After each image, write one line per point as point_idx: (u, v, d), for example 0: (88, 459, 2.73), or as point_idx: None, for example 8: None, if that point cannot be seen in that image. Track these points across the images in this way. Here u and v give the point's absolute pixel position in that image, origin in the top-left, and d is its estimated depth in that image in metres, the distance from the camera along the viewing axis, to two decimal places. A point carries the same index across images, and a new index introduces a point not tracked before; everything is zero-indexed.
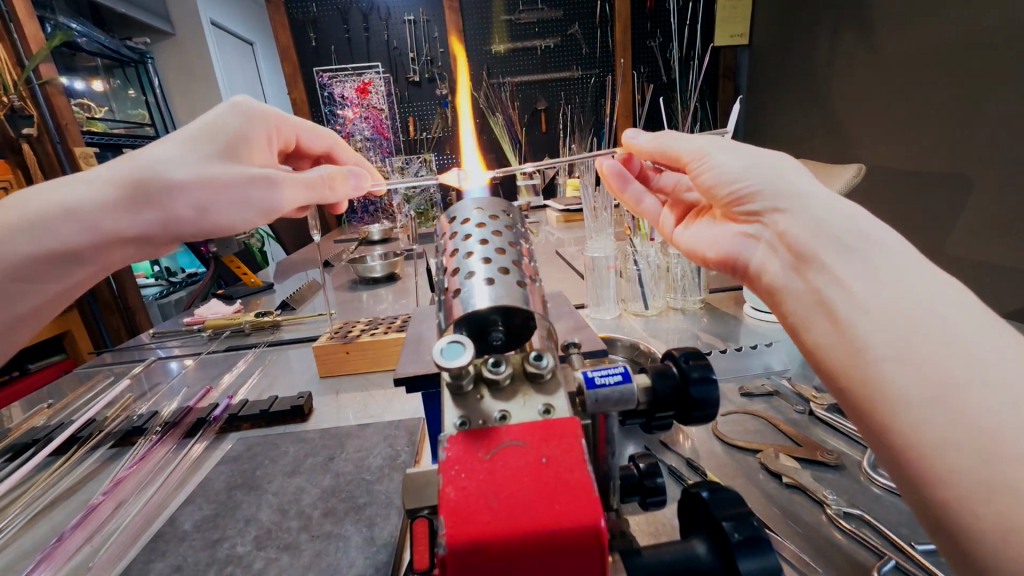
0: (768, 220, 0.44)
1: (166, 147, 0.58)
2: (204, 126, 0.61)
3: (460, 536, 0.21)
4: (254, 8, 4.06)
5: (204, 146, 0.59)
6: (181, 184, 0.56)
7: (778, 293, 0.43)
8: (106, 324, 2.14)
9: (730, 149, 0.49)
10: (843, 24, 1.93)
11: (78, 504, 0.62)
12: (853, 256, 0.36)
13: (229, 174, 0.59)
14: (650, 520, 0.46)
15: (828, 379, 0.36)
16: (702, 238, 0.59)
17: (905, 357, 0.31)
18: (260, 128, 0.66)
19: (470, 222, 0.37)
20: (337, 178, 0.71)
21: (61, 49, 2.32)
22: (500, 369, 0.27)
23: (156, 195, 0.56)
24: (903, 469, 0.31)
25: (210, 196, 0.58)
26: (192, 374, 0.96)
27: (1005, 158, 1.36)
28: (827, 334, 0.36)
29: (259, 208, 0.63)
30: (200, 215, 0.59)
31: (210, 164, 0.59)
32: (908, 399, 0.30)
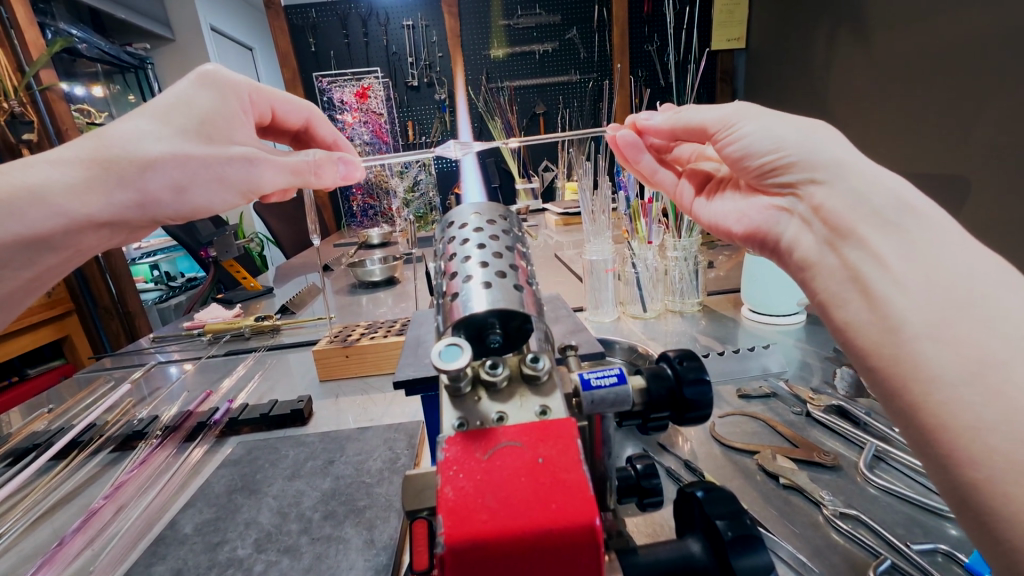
0: (804, 192, 0.44)
1: (136, 121, 0.55)
2: (177, 99, 0.57)
3: (458, 535, 0.22)
4: (252, 12, 4.08)
5: (178, 120, 0.57)
6: (154, 160, 0.55)
7: (811, 269, 0.43)
8: (105, 328, 2.14)
9: (760, 114, 0.47)
10: (840, 28, 1.95)
11: (79, 508, 0.62)
12: (891, 232, 0.36)
13: (205, 151, 0.57)
14: (648, 521, 0.47)
15: (857, 358, 0.36)
16: (726, 211, 0.59)
17: (939, 335, 0.32)
18: (233, 98, 0.61)
19: (468, 227, 0.37)
20: (324, 164, 0.68)
21: (62, 55, 2.34)
22: (497, 371, 0.28)
23: (130, 175, 0.55)
24: (931, 448, 0.31)
25: (186, 174, 0.56)
26: (194, 378, 0.97)
27: (1001, 160, 1.37)
28: (860, 311, 0.36)
29: (240, 188, 0.62)
30: (175, 194, 0.57)
31: (183, 140, 0.56)
32: (945, 376, 0.31)
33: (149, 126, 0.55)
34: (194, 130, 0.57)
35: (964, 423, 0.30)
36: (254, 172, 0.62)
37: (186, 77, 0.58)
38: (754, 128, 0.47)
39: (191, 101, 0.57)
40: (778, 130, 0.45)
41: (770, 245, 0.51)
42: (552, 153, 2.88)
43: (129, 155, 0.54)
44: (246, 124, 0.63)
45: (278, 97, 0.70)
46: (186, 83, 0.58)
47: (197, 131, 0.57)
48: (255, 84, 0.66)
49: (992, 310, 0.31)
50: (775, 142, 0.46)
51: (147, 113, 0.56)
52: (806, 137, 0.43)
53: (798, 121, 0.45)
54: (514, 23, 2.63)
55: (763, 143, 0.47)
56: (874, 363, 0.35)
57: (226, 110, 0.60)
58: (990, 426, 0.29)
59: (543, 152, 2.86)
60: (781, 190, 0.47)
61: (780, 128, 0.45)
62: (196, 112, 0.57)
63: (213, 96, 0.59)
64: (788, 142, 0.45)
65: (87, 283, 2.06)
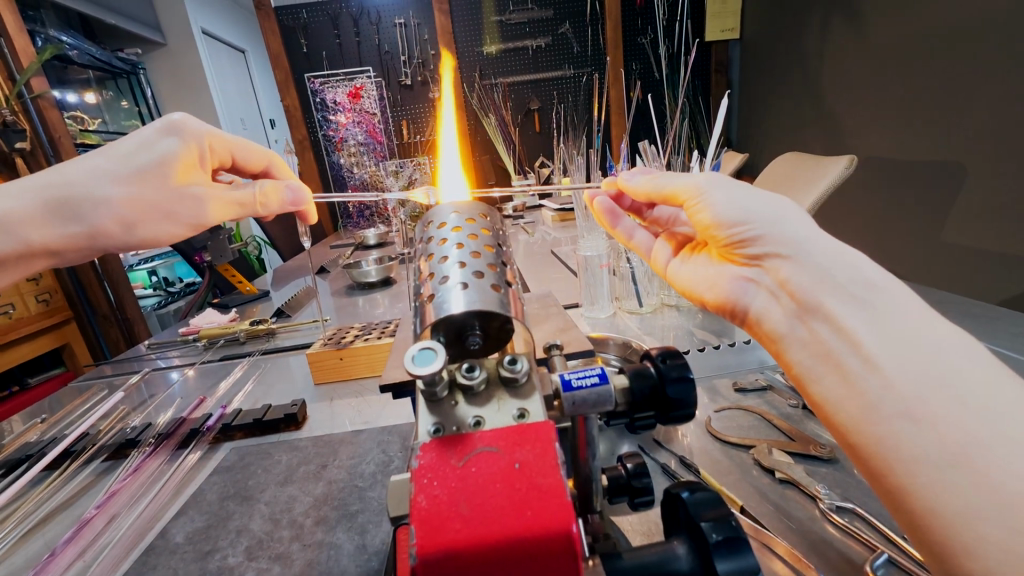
0: (768, 265, 0.43)
1: (97, 160, 0.60)
2: (137, 144, 0.61)
3: (430, 546, 0.21)
4: (243, 14, 4.05)
5: (133, 164, 0.60)
6: (106, 200, 0.60)
7: (780, 342, 0.42)
8: (105, 335, 2.13)
9: (725, 183, 0.48)
10: (834, 15, 1.93)
11: (72, 518, 0.62)
12: (857, 308, 0.36)
13: (156, 196, 0.61)
14: (643, 520, 0.45)
15: (837, 432, 0.35)
16: (696, 278, 0.58)
17: (915, 415, 0.31)
18: (192, 146, 0.63)
19: (447, 226, 0.37)
20: (273, 203, 0.67)
21: (53, 62, 2.32)
22: (474, 374, 0.27)
23: (81, 210, 0.60)
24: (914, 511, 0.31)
25: (133, 214, 0.61)
26: (190, 383, 0.96)
27: (998, 144, 1.36)
28: (836, 387, 0.35)
29: (188, 224, 0.65)
30: (126, 230, 0.62)
31: (134, 182, 0.60)
32: (926, 461, 0.30)
33: (107, 167, 0.60)
34: (147, 175, 0.60)
35: (953, 512, 0.29)
36: (202, 211, 0.64)
37: (154, 125, 0.62)
38: (721, 199, 0.47)
39: (151, 147, 0.61)
40: (743, 205, 0.45)
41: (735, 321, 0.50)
42: (547, 149, 2.87)
43: (87, 194, 0.60)
44: (201, 168, 0.65)
45: (244, 143, 0.71)
46: (150, 128, 0.61)
47: (151, 175, 0.61)
48: (219, 131, 0.67)
49: (964, 385, 0.30)
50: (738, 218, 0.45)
51: (108, 153, 0.60)
52: (766, 212, 0.44)
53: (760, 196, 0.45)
54: (507, 19, 2.61)
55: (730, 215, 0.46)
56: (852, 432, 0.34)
57: (183, 157, 0.62)
58: (980, 515, 0.28)
59: (538, 148, 2.85)
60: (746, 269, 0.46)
61: (744, 201, 0.45)
62: (152, 156, 0.61)
63: (171, 141, 0.62)
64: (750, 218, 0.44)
65: (83, 290, 2.05)
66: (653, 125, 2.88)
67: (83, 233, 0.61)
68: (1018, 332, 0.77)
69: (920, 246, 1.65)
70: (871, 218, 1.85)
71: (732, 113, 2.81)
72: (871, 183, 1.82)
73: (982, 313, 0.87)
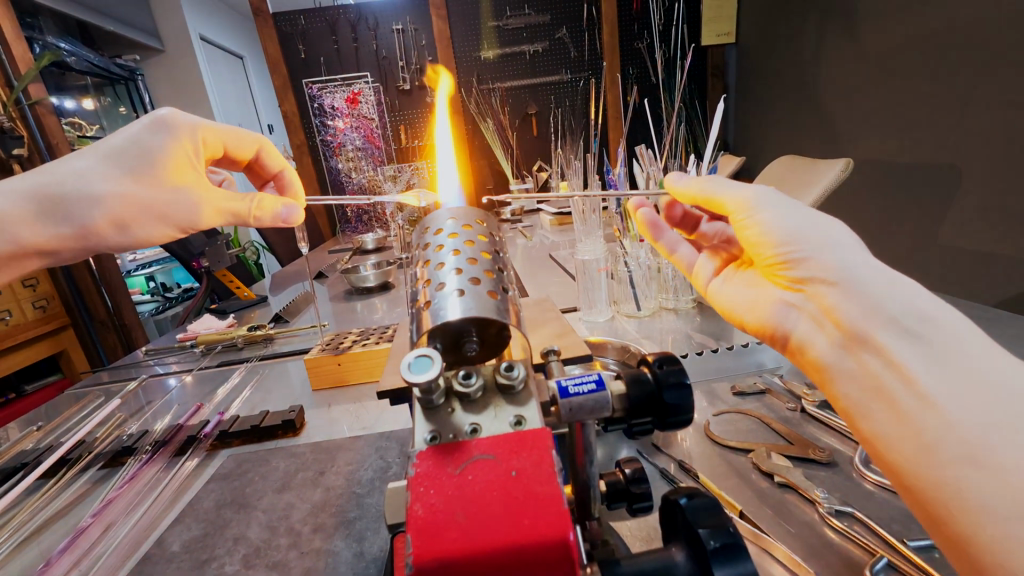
0: (813, 290, 0.43)
1: (87, 159, 0.60)
2: (128, 141, 0.62)
3: (426, 555, 0.21)
4: (241, 21, 4.07)
5: (126, 162, 0.61)
6: (95, 198, 0.60)
7: (826, 372, 0.42)
8: (103, 342, 2.12)
9: (778, 204, 0.48)
10: (829, 20, 1.95)
11: (67, 527, 0.61)
12: (914, 343, 0.36)
13: (149, 196, 0.62)
14: (642, 525, 0.45)
15: (891, 468, 0.36)
16: (738, 299, 0.57)
17: (978, 461, 0.31)
18: (184, 143, 0.65)
19: (443, 232, 0.37)
20: (265, 202, 0.69)
21: (51, 69, 2.32)
22: (470, 381, 0.27)
23: (71, 210, 0.60)
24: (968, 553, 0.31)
25: (125, 214, 0.61)
26: (187, 390, 0.96)
27: (994, 147, 1.37)
28: (888, 423, 0.36)
29: (179, 224, 0.66)
30: (117, 230, 0.62)
31: (127, 182, 0.61)
32: (990, 508, 0.30)
33: (95, 165, 0.60)
34: (140, 173, 0.61)
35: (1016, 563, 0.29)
36: (194, 210, 0.66)
37: (144, 121, 0.63)
38: (773, 219, 0.47)
39: (143, 143, 0.62)
40: (795, 230, 0.45)
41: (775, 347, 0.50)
42: (545, 153, 2.87)
43: (76, 193, 0.59)
44: (193, 166, 0.66)
45: (233, 138, 0.73)
46: (142, 127, 0.62)
47: (142, 173, 0.61)
48: (211, 125, 0.69)
49: None
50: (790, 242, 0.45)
51: (98, 152, 0.61)
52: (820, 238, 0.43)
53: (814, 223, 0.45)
54: (504, 25, 2.62)
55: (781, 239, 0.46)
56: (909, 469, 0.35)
57: (175, 153, 0.64)
58: None
59: (536, 152, 2.86)
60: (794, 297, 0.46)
61: (798, 227, 0.45)
62: (146, 153, 0.62)
63: (166, 139, 0.63)
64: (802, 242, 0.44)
65: (81, 296, 2.05)
66: (650, 129, 2.88)
67: (73, 234, 0.61)
68: (1017, 335, 0.77)
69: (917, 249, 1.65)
70: (868, 220, 1.85)
71: (729, 116, 2.82)
72: (867, 186, 1.83)
73: (980, 315, 0.87)
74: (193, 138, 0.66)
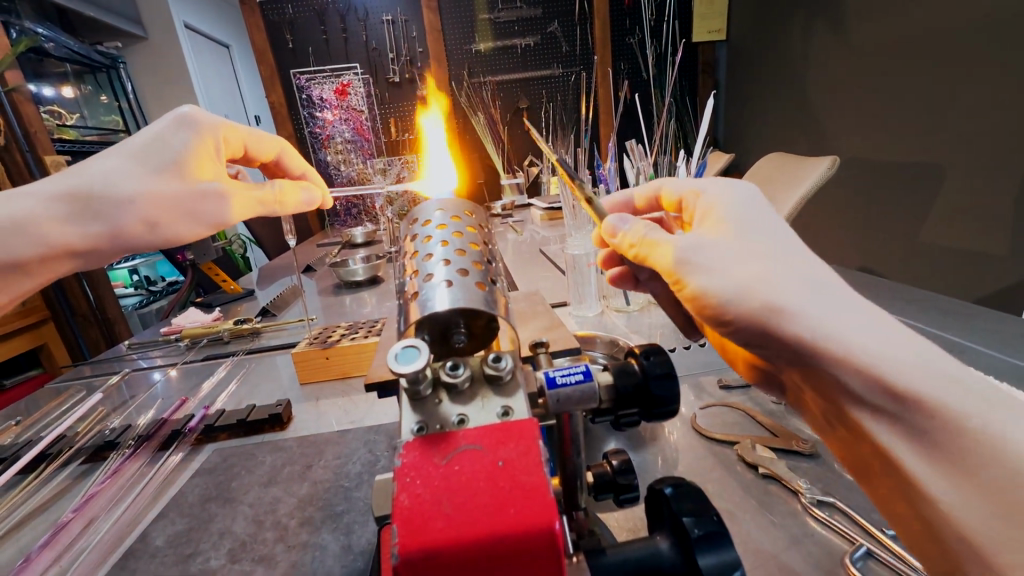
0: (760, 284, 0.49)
1: (113, 160, 0.59)
2: (154, 137, 0.61)
3: (412, 544, 0.21)
4: (226, 9, 3.98)
5: (155, 161, 0.61)
6: (126, 201, 0.59)
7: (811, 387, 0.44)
8: (85, 336, 2.08)
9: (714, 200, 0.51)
10: (818, 19, 1.97)
11: (47, 523, 0.60)
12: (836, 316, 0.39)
13: (182, 193, 0.62)
14: (628, 516, 0.45)
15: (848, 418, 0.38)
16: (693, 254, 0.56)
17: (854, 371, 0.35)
18: (209, 141, 0.65)
19: (431, 223, 0.37)
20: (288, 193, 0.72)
21: (28, 55, 2.25)
22: (457, 372, 0.27)
23: (103, 211, 0.58)
24: (951, 556, 0.33)
25: (160, 214, 0.61)
26: (173, 384, 0.95)
27: (975, 147, 1.40)
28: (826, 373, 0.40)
29: (210, 221, 0.66)
30: (150, 231, 0.61)
31: (158, 179, 0.60)
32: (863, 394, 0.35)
33: (123, 168, 0.59)
34: (171, 170, 0.61)
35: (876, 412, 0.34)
36: (224, 207, 0.66)
37: (165, 119, 0.62)
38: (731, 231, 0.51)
39: (168, 141, 0.61)
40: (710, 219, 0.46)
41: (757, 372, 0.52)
42: (537, 148, 2.86)
43: (106, 193, 0.58)
44: (217, 164, 0.67)
45: (255, 135, 0.74)
46: (163, 123, 0.62)
47: (169, 172, 0.61)
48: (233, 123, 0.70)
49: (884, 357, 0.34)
50: (738, 283, 0.39)
51: (122, 152, 0.60)
52: (768, 276, 0.39)
53: (757, 240, 0.41)
54: (497, 18, 2.60)
55: (724, 285, 0.40)
56: (876, 471, 0.37)
57: (200, 152, 0.64)
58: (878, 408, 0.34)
59: (528, 147, 2.84)
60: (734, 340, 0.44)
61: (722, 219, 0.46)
62: (175, 150, 0.62)
63: (190, 136, 0.63)
64: (754, 280, 0.38)
65: (62, 289, 2.00)
66: (641, 125, 2.89)
67: (102, 233, 0.60)
68: (994, 330, 0.79)
69: (899, 246, 1.69)
70: (852, 218, 1.89)
71: (719, 113, 2.84)
72: (853, 183, 1.85)
73: (959, 311, 0.89)
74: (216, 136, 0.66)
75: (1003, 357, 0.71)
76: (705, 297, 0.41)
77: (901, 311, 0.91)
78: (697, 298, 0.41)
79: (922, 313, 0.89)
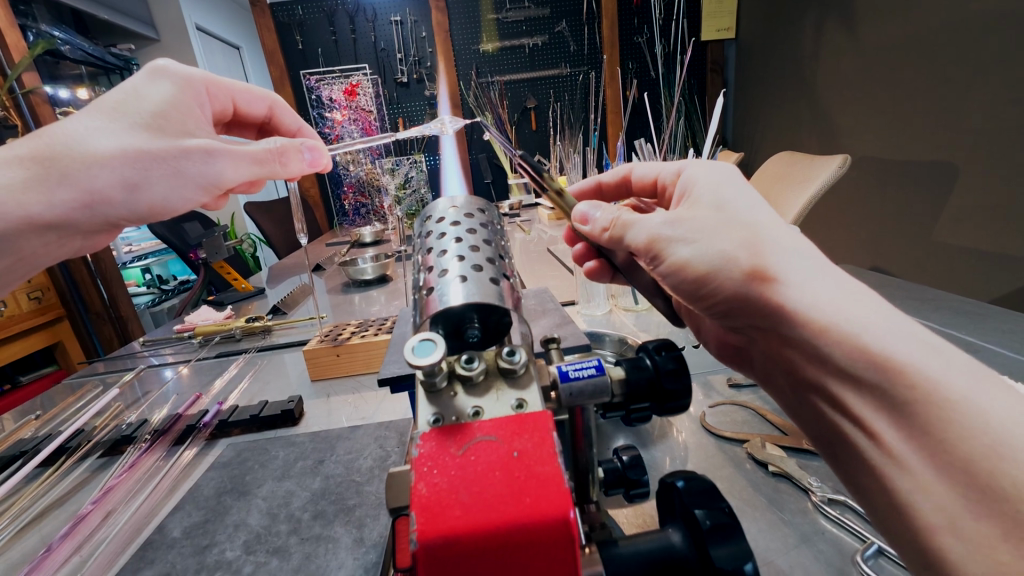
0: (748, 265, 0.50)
1: (90, 118, 0.61)
2: (127, 91, 0.63)
3: (431, 532, 0.22)
4: (237, 11, 4.03)
5: (128, 114, 0.62)
6: (101, 156, 0.60)
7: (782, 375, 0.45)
8: (98, 333, 2.12)
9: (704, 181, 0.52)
10: (829, 16, 1.94)
11: (67, 514, 0.62)
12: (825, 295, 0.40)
13: (157, 145, 0.62)
14: (638, 513, 0.46)
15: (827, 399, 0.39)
16: None
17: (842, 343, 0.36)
18: (183, 89, 0.67)
19: (445, 220, 0.37)
20: (290, 152, 0.70)
21: (45, 57, 2.29)
22: (472, 365, 0.28)
23: (67, 171, 0.60)
24: (914, 535, 0.32)
25: (134, 170, 0.61)
26: (186, 380, 0.96)
27: (989, 147, 1.38)
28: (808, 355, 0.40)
29: (200, 182, 0.66)
30: (128, 191, 0.63)
31: (133, 132, 0.61)
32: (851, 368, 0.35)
33: (100, 124, 0.60)
34: (148, 123, 0.62)
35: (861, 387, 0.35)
36: (213, 165, 0.66)
37: (141, 72, 0.65)
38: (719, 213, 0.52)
39: (143, 92, 0.63)
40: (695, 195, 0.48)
41: (734, 349, 0.54)
42: (544, 147, 2.86)
43: (72, 151, 0.59)
44: (199, 117, 0.68)
45: (234, 88, 0.76)
46: (139, 76, 0.64)
47: (148, 124, 0.62)
48: (211, 77, 0.73)
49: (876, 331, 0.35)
50: (722, 252, 0.41)
51: (98, 109, 0.61)
52: (748, 245, 0.40)
53: (736, 212, 0.43)
54: (504, 18, 2.60)
55: (707, 255, 0.41)
56: (843, 446, 0.37)
57: (178, 101, 0.66)
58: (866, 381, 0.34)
59: (535, 146, 2.84)
60: (714, 314, 0.46)
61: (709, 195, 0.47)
62: (148, 101, 0.63)
63: (163, 85, 0.65)
64: (735, 249, 0.40)
65: (76, 287, 2.03)
66: (649, 125, 2.88)
67: (75, 201, 0.62)
68: (1010, 330, 0.78)
69: (911, 246, 1.67)
70: (865, 217, 1.86)
71: (728, 112, 2.82)
72: (864, 182, 1.83)
73: (973, 311, 0.88)
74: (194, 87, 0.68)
75: (1019, 357, 0.70)
76: (689, 267, 0.42)
77: (913, 310, 0.90)
78: (679, 268, 0.43)
79: (935, 313, 0.88)
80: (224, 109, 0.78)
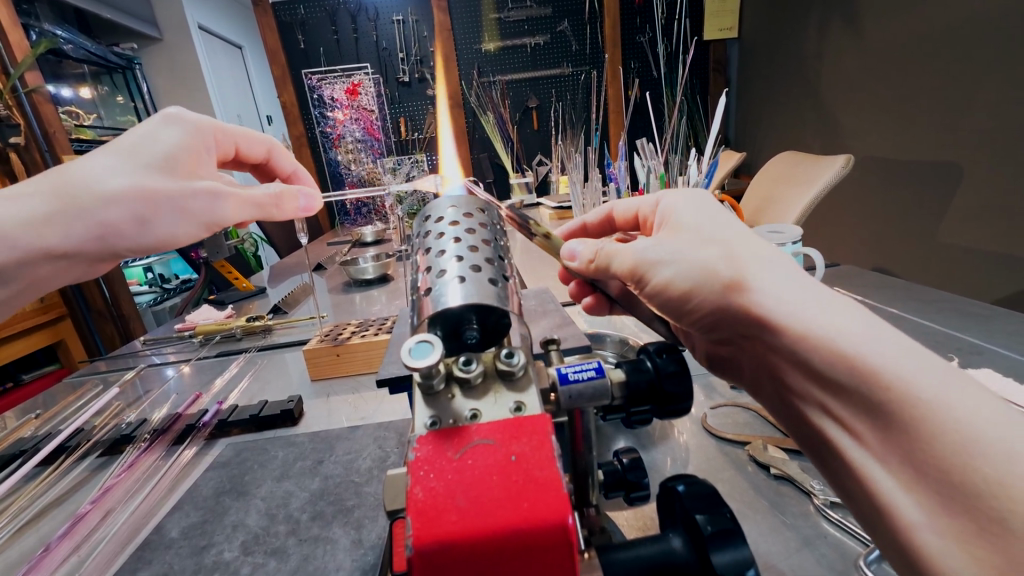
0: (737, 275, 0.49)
1: (103, 157, 0.60)
2: (141, 136, 0.63)
3: (426, 537, 0.21)
4: (239, 11, 4.03)
5: (142, 156, 0.62)
6: (115, 195, 0.60)
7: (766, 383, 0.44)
8: (99, 332, 2.08)
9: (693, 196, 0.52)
10: (833, 15, 1.94)
11: (66, 514, 0.61)
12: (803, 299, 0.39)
13: (168, 186, 0.63)
14: (638, 516, 0.45)
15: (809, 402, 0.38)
16: None
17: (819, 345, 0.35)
18: (195, 138, 0.67)
19: (444, 220, 0.37)
20: (286, 197, 0.72)
21: (47, 56, 2.29)
22: (470, 367, 0.28)
23: (87, 208, 0.59)
24: (894, 534, 0.31)
25: (147, 206, 0.61)
26: (187, 379, 0.96)
27: (991, 147, 1.37)
28: None
29: (203, 220, 0.67)
30: (139, 227, 0.62)
31: (146, 175, 0.61)
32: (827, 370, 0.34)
33: (112, 164, 0.60)
34: (158, 166, 0.62)
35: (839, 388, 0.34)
36: (217, 206, 0.67)
37: (155, 118, 0.65)
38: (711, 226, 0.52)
39: (157, 138, 0.63)
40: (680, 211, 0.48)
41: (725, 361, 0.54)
42: (546, 147, 2.85)
43: (91, 191, 0.59)
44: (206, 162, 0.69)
45: (240, 133, 0.76)
46: (153, 122, 0.64)
47: (160, 167, 0.63)
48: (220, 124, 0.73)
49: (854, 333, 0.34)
50: (701, 268, 0.41)
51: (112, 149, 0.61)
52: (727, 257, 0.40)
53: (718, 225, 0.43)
54: (505, 17, 2.60)
55: (687, 272, 0.42)
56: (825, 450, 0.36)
57: (189, 147, 0.66)
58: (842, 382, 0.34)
59: (537, 146, 2.84)
60: (697, 326, 0.45)
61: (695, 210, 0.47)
62: (161, 146, 0.63)
63: (178, 132, 0.65)
64: (716, 262, 0.40)
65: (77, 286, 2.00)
66: (650, 124, 2.87)
67: (90, 236, 0.61)
68: (1013, 332, 0.78)
69: (915, 247, 1.66)
70: (868, 217, 1.85)
71: (730, 111, 2.81)
72: (868, 183, 1.82)
73: (976, 312, 0.87)
74: (205, 135, 0.69)
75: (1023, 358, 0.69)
76: (671, 288, 0.43)
77: (915, 311, 0.89)
78: (663, 289, 0.44)
79: (938, 314, 0.88)
80: (229, 155, 0.78)
